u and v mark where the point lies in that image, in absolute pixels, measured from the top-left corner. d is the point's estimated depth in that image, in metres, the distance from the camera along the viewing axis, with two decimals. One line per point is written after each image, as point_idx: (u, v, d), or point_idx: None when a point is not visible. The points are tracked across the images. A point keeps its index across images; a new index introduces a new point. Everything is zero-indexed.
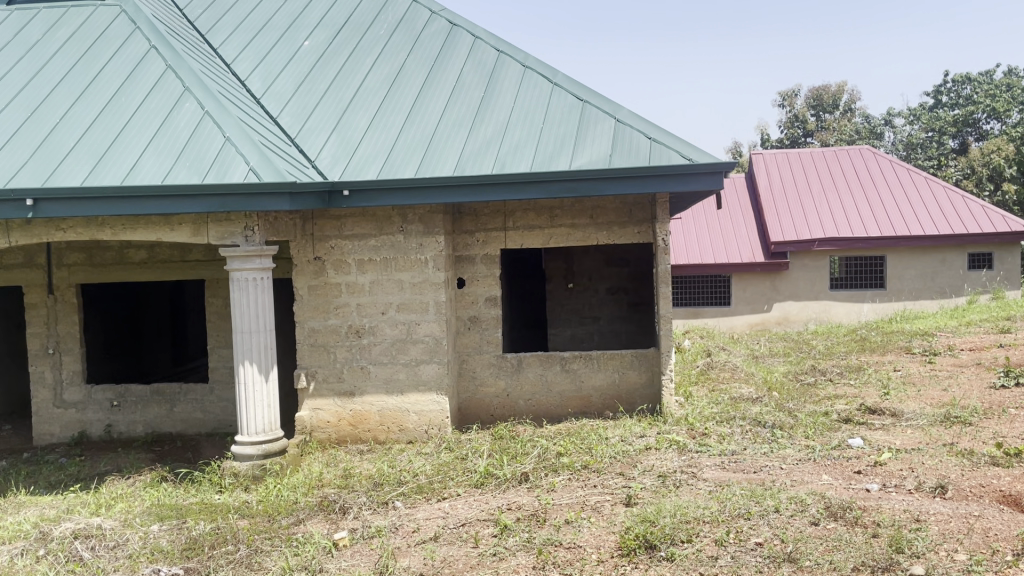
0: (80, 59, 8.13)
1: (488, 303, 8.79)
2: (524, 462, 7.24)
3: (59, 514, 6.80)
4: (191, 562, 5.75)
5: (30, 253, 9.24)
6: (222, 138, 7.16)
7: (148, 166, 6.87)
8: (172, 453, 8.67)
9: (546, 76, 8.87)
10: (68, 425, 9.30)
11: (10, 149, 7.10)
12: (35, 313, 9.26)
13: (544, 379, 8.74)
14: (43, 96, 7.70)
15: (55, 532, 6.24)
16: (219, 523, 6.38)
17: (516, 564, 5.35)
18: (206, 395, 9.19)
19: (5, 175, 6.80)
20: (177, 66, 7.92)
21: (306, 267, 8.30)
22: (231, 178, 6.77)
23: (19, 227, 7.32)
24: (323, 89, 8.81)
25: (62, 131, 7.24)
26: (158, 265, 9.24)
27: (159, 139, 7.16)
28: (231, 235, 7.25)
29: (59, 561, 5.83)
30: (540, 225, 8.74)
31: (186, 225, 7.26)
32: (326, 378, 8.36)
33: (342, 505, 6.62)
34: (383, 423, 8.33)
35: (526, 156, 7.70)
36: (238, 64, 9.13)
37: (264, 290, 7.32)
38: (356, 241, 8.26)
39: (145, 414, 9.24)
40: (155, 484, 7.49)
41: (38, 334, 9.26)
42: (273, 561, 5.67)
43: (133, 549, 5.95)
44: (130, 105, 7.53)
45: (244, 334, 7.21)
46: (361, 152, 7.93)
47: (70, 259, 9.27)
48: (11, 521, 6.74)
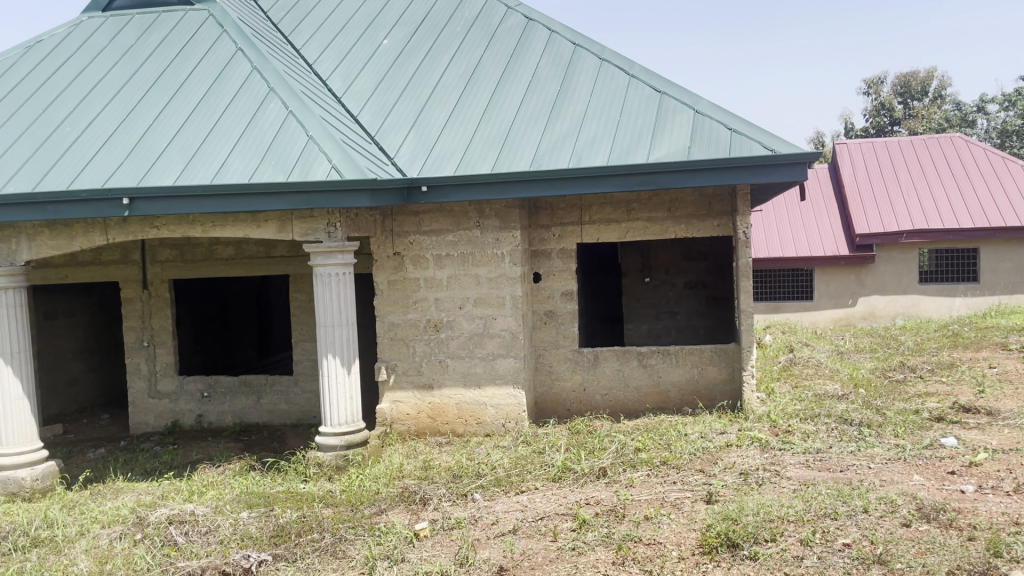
0: (172, 63, 8.43)
1: (564, 297, 8.77)
2: (602, 457, 7.21)
3: (154, 500, 7.12)
4: (279, 549, 5.97)
5: (126, 250, 9.66)
6: (305, 137, 7.35)
7: (235, 165, 7.10)
8: (259, 443, 8.95)
9: (623, 69, 8.79)
10: (162, 414, 9.71)
11: (107, 150, 7.40)
12: (131, 308, 9.69)
13: (621, 374, 8.68)
14: (137, 98, 8.01)
15: (151, 517, 6.52)
16: (305, 512, 6.57)
17: (596, 559, 5.35)
18: (291, 387, 9.46)
19: (103, 174, 7.11)
20: (263, 68, 8.17)
21: (386, 262, 8.44)
22: (314, 176, 6.94)
23: (115, 225, 7.54)
24: (402, 87, 8.94)
25: (155, 133, 7.53)
26: (245, 261, 9.51)
27: (246, 139, 7.38)
28: (314, 232, 7.43)
29: (156, 544, 6.13)
30: (616, 219, 8.67)
31: (272, 221, 7.46)
32: (405, 371, 8.50)
33: (422, 496, 6.73)
34: (460, 416, 8.42)
35: (603, 149, 7.66)
36: (319, 64, 9.34)
37: (346, 285, 7.51)
38: (433, 236, 8.36)
39: (234, 404, 9.56)
40: (243, 473, 7.75)
41: (134, 327, 9.68)
42: (357, 550, 5.85)
43: (225, 535, 6.18)
44: (218, 107, 7.78)
45: (328, 328, 7.41)
46: (439, 148, 8.01)
47: (164, 255, 9.64)
48: (110, 506, 7.09)
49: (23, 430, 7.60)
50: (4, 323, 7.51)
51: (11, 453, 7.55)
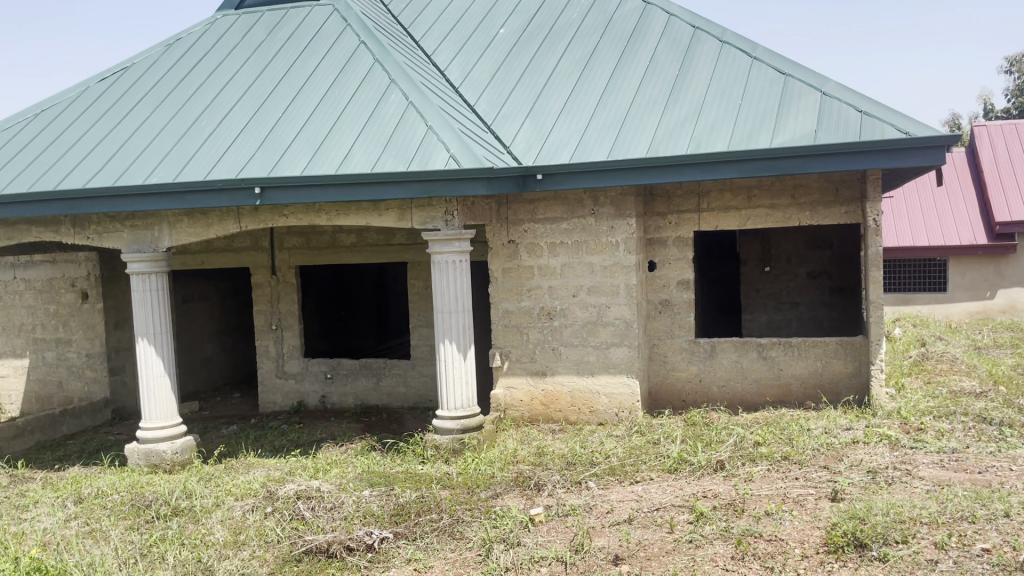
0: (299, 57, 8.77)
1: (680, 286, 8.61)
2: (719, 449, 7.06)
3: (283, 476, 7.49)
4: (399, 527, 6.18)
5: (256, 237, 10.14)
6: (424, 127, 7.50)
7: (359, 155, 7.32)
8: (379, 424, 9.24)
9: (746, 51, 8.54)
10: (288, 394, 10.18)
11: (240, 142, 7.77)
12: (261, 292, 10.18)
13: (740, 365, 8.48)
14: (268, 92, 8.37)
15: (281, 492, 6.87)
16: (423, 493, 6.76)
17: (714, 553, 5.26)
18: (408, 371, 9.72)
19: (236, 165, 7.47)
20: (384, 60, 8.39)
21: (501, 250, 8.52)
22: (433, 164, 7.08)
23: (248, 214, 7.92)
24: (518, 75, 8.98)
25: (284, 125, 7.86)
26: (365, 248, 9.79)
27: (368, 130, 7.60)
28: (432, 220, 7.57)
29: (285, 518, 6.46)
30: (736, 206, 8.44)
31: (392, 210, 7.63)
32: (519, 358, 8.57)
33: (536, 482, 6.78)
34: (574, 404, 8.43)
35: (724, 135, 7.47)
36: (438, 55, 9.49)
37: (462, 273, 7.65)
38: (548, 224, 8.36)
39: (355, 386, 9.91)
40: (365, 452, 8.04)
41: (263, 311, 10.17)
42: (474, 532, 5.99)
43: (348, 511, 6.44)
44: (343, 99, 8.04)
45: (445, 314, 7.58)
46: (555, 136, 8.00)
47: (291, 243, 10.05)
48: (243, 480, 7.51)
49: (163, 406, 8.13)
50: (147, 305, 8.05)
51: (153, 428, 8.09)
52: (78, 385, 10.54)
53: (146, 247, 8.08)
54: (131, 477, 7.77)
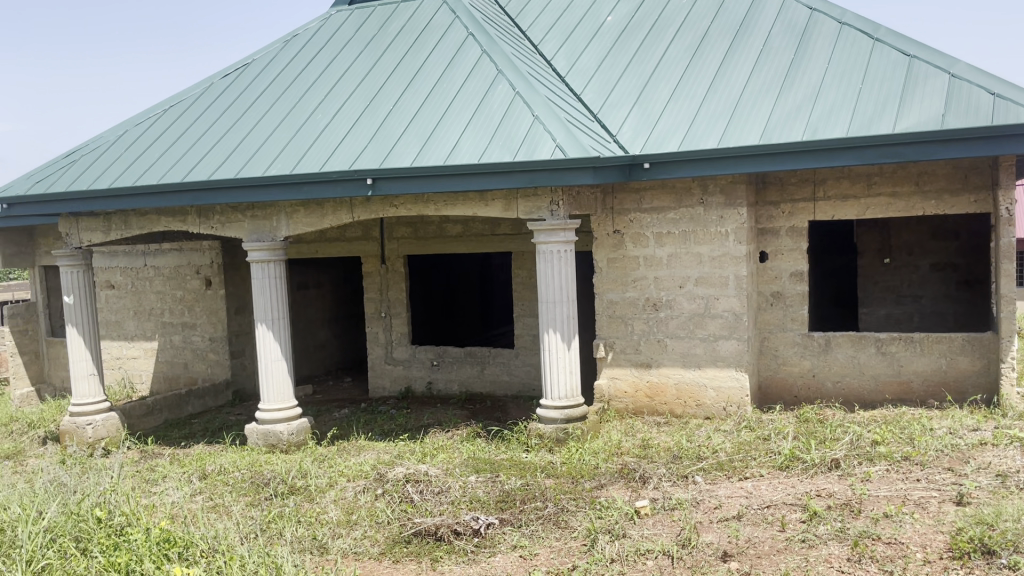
0: (409, 50, 8.94)
1: (793, 278, 8.34)
2: (834, 447, 6.81)
3: (392, 459, 7.71)
4: (506, 514, 6.26)
5: (367, 227, 10.43)
6: (531, 117, 7.52)
7: (466, 146, 7.41)
8: (483, 411, 9.37)
9: (866, 33, 8.17)
10: (396, 380, 10.45)
11: (353, 134, 7.99)
12: (371, 281, 10.47)
13: (856, 361, 8.15)
14: (379, 85, 8.57)
15: (391, 475, 7.07)
16: (528, 481, 6.82)
17: (828, 553, 5.09)
18: (512, 359, 9.80)
19: (349, 157, 7.69)
20: (491, 51, 8.45)
21: (606, 240, 8.45)
22: (539, 154, 7.08)
23: (360, 204, 8.14)
24: (625, 63, 8.87)
25: (394, 117, 8.03)
26: (471, 238, 9.91)
27: (476, 120, 7.67)
28: (538, 210, 7.58)
29: (395, 500, 6.65)
30: (854, 194, 8.09)
31: (499, 200, 7.68)
32: (624, 349, 8.50)
33: (642, 474, 6.72)
34: (680, 397, 8.31)
35: (842, 120, 7.16)
36: (545, 44, 9.49)
37: (567, 263, 7.65)
38: (655, 214, 8.24)
39: (460, 373, 10.08)
40: (470, 439, 8.17)
41: (373, 300, 10.46)
42: (579, 521, 5.99)
43: (455, 496, 6.57)
44: (451, 90, 8.15)
45: (549, 304, 7.61)
46: (663, 124, 7.87)
47: (399, 232, 10.28)
48: (355, 462, 7.77)
49: (280, 389, 8.49)
50: (266, 292, 8.42)
51: (271, 410, 8.46)
52: (202, 367, 11.14)
53: (265, 237, 8.43)
54: (251, 456, 8.15)
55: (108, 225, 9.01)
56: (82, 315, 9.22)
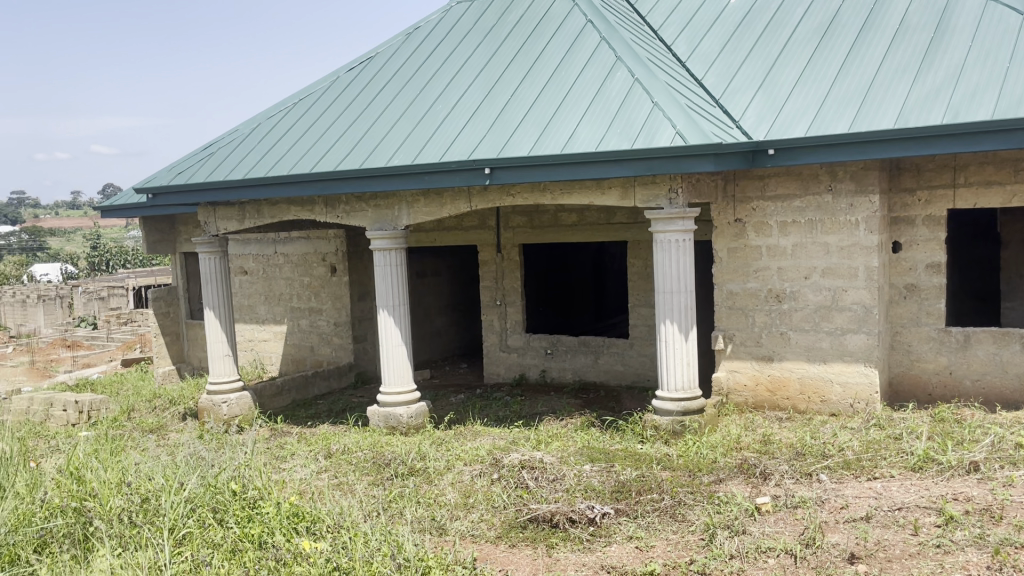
0: (528, 39, 8.97)
1: (929, 270, 7.90)
2: (973, 449, 6.42)
3: (508, 445, 7.81)
4: (621, 504, 6.23)
5: (484, 216, 10.56)
6: (651, 104, 7.40)
7: (584, 134, 7.37)
8: (597, 401, 9.34)
9: (1015, 8, 7.61)
10: (511, 367, 10.56)
11: (472, 124, 8.10)
12: (488, 269, 10.62)
13: (998, 359, 7.64)
14: (498, 75, 8.64)
15: (506, 461, 7.16)
16: (644, 472, 6.76)
17: (966, 561, 4.82)
18: (627, 350, 9.73)
19: (468, 147, 7.80)
20: (611, 38, 8.37)
21: (727, 230, 8.24)
22: (659, 141, 6.97)
23: (478, 193, 8.22)
24: (749, 47, 8.60)
25: (513, 106, 8.08)
26: (587, 227, 9.87)
27: (594, 108, 7.62)
28: (656, 198, 7.44)
29: (511, 486, 6.73)
30: (1000, 180, 7.55)
31: (616, 188, 7.58)
32: (744, 341, 8.28)
33: (763, 470, 6.54)
34: (803, 392, 8.03)
35: (986, 101, 6.70)
36: (665, 30, 9.31)
37: (686, 252, 7.50)
38: (779, 202, 7.96)
39: (574, 362, 10.08)
40: (585, 428, 8.17)
41: (489, 288, 10.60)
42: (697, 515, 5.89)
43: (570, 484, 6.59)
44: (570, 78, 8.13)
45: (666, 294, 7.49)
46: (789, 108, 7.59)
47: (515, 222, 10.36)
48: (471, 446, 7.92)
49: (399, 373, 8.73)
50: (387, 279, 8.68)
51: (391, 393, 8.72)
52: (326, 351, 11.61)
53: (387, 225, 8.68)
54: (372, 437, 8.44)
55: (242, 214, 9.49)
56: (219, 299, 9.77)
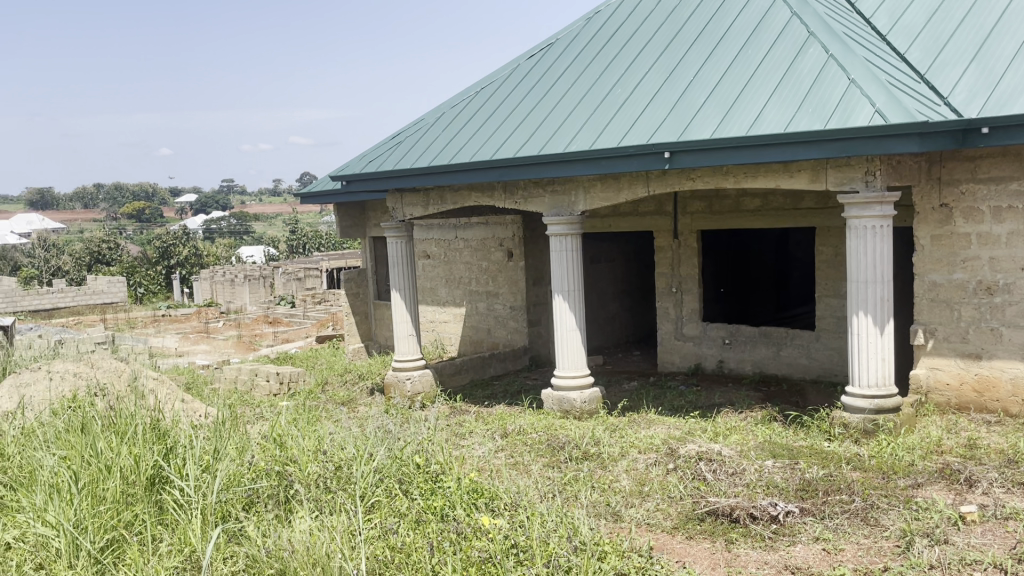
0: (713, 19, 8.69)
1: None
2: None
3: (684, 435, 7.67)
4: (806, 503, 5.95)
5: (661, 202, 10.38)
6: (846, 81, 6.95)
7: (772, 114, 7.03)
8: (779, 394, 8.97)
9: None
10: (687, 356, 10.36)
11: (653, 107, 7.95)
12: (664, 256, 10.44)
13: None
14: (680, 57, 8.43)
15: (683, 451, 7.03)
16: (831, 471, 6.42)
17: None
18: (813, 342, 9.26)
19: (648, 131, 7.66)
20: (802, 13, 7.95)
21: (930, 216, 7.61)
22: (855, 121, 6.52)
23: (657, 178, 8.05)
24: (961, 17, 7.87)
25: (695, 88, 7.86)
26: (770, 213, 9.46)
27: (783, 88, 7.26)
28: (851, 181, 6.99)
29: (688, 476, 6.61)
30: None
31: (805, 171, 7.18)
32: (948, 337, 7.64)
33: (968, 477, 6.02)
34: (1016, 395, 7.31)
35: None
36: (862, 2, 8.72)
37: (884, 239, 7.00)
38: (993, 185, 7.25)
39: (754, 353, 9.74)
40: (766, 422, 7.87)
41: (665, 274, 10.42)
42: (891, 520, 5.52)
43: (751, 479, 6.37)
44: (757, 57, 7.79)
45: (861, 284, 7.04)
46: (1008, 82, 6.87)
47: (694, 207, 10.09)
48: (646, 434, 7.84)
49: (574, 358, 8.79)
50: (564, 264, 8.74)
51: (565, 377, 8.79)
52: (502, 334, 11.89)
53: (564, 211, 8.72)
54: (547, 419, 8.55)
55: (426, 201, 9.87)
56: (404, 281, 10.24)
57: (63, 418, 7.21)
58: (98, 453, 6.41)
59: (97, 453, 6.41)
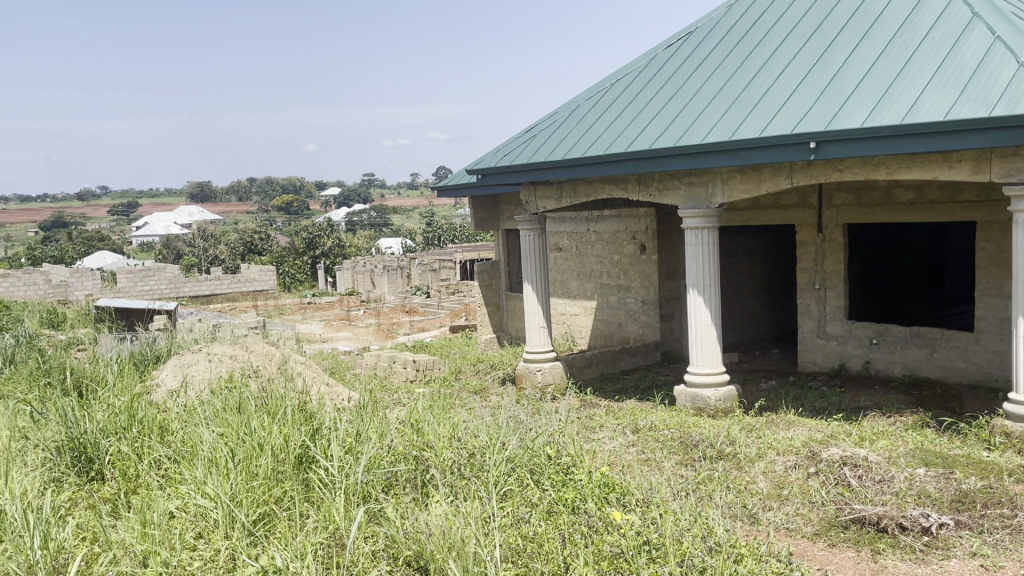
0: (865, 3, 8.26)
1: None
2: None
3: (826, 438, 7.35)
4: (962, 516, 5.58)
5: (805, 194, 9.96)
6: (1015, 65, 6.43)
7: (930, 101, 6.59)
8: (932, 400, 8.45)
9: None
10: (830, 356, 9.93)
11: (797, 96, 7.63)
12: (806, 250, 10.02)
13: None
14: (828, 44, 8.05)
15: (825, 455, 6.74)
16: (991, 483, 5.99)
17: None
18: (971, 345, 8.66)
19: (791, 120, 7.35)
20: None
21: None
22: None
23: (801, 169, 7.73)
24: None
25: (844, 76, 7.48)
26: (925, 206, 8.89)
27: (943, 73, 6.80)
28: (1019, 172, 6.46)
29: (830, 481, 6.33)
30: None
31: (966, 161, 6.69)
32: None
33: None
34: None
35: None
36: None
37: None
38: None
39: (904, 355, 9.22)
40: (917, 429, 7.42)
41: (807, 270, 10.01)
42: None
43: (900, 487, 6.03)
44: (913, 42, 7.34)
45: None
46: None
47: (840, 200, 9.62)
48: (784, 436, 7.57)
49: (709, 354, 8.58)
50: (700, 258, 8.55)
51: (699, 373, 8.60)
52: (634, 328, 11.78)
53: (701, 204, 8.51)
54: (680, 416, 8.41)
55: (559, 193, 9.90)
56: (536, 274, 10.32)
57: (221, 397, 7.72)
58: (252, 432, 6.81)
59: (250, 431, 6.81)
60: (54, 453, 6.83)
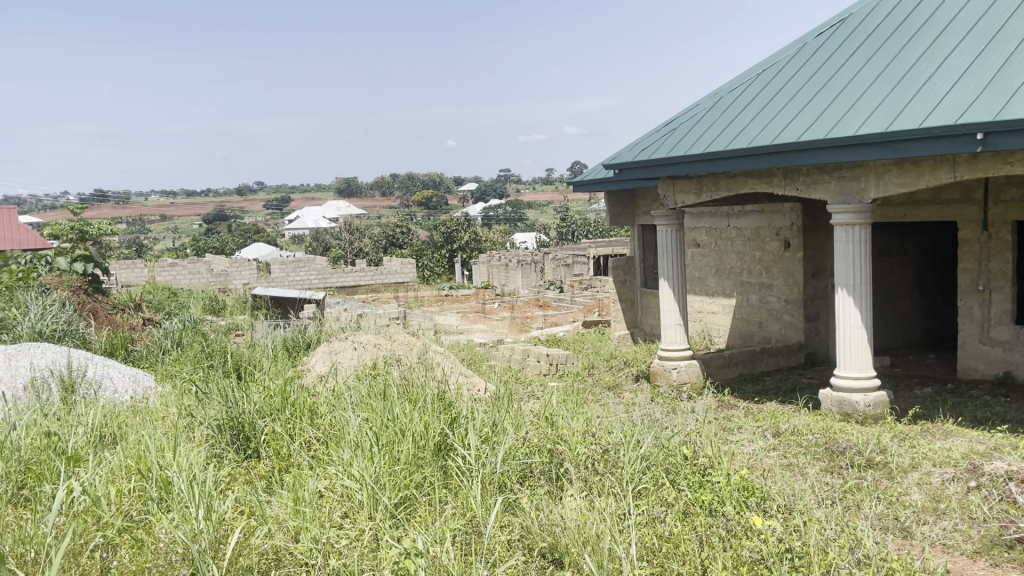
0: None
1: None
2: None
3: (989, 450, 6.85)
4: None
5: (968, 189, 9.31)
6: None
7: None
8: None
9: None
10: (994, 363, 9.24)
11: (963, 84, 7.12)
12: (968, 249, 9.37)
13: None
14: (999, 28, 7.48)
15: (988, 469, 6.29)
16: None
17: None
18: None
19: (956, 110, 6.87)
20: None
21: None
22: None
23: (965, 162, 7.21)
24: None
25: (1018, 61, 6.92)
26: None
27: None
28: None
29: (994, 498, 5.89)
30: None
31: None
32: None
33: None
34: None
35: None
36: None
37: None
38: None
39: None
40: None
41: (969, 270, 9.35)
42: None
43: None
44: None
45: None
46: None
47: (1008, 195, 8.92)
48: (941, 447, 7.11)
49: (859, 357, 8.16)
50: (850, 256, 8.15)
51: (847, 377, 8.21)
52: (776, 328, 11.37)
53: (852, 199, 8.11)
54: (825, 421, 8.05)
55: (699, 187, 9.67)
56: (673, 270, 10.14)
57: (366, 384, 8.06)
58: (394, 418, 7.07)
59: (393, 417, 7.08)
60: (216, 429, 7.33)
